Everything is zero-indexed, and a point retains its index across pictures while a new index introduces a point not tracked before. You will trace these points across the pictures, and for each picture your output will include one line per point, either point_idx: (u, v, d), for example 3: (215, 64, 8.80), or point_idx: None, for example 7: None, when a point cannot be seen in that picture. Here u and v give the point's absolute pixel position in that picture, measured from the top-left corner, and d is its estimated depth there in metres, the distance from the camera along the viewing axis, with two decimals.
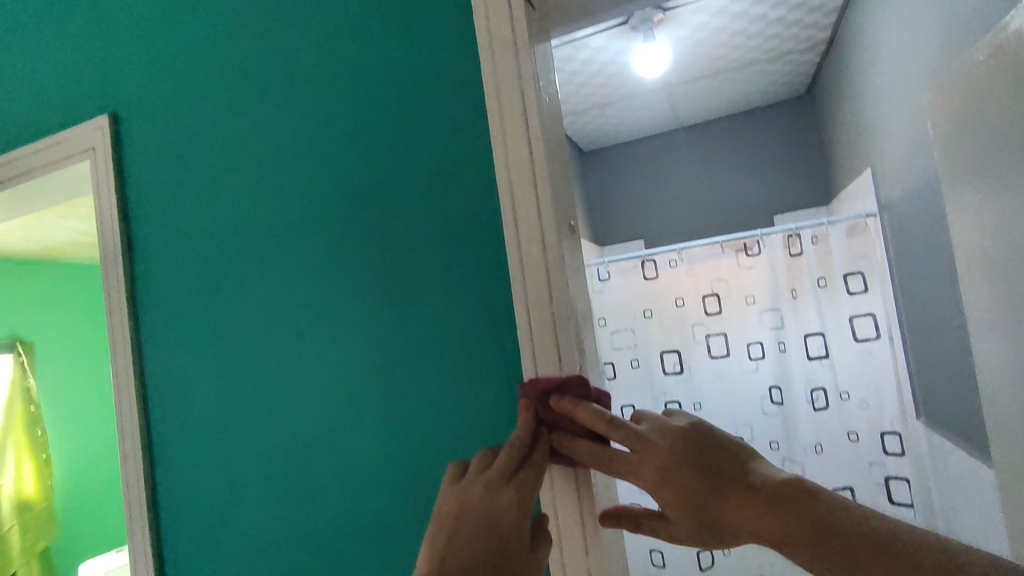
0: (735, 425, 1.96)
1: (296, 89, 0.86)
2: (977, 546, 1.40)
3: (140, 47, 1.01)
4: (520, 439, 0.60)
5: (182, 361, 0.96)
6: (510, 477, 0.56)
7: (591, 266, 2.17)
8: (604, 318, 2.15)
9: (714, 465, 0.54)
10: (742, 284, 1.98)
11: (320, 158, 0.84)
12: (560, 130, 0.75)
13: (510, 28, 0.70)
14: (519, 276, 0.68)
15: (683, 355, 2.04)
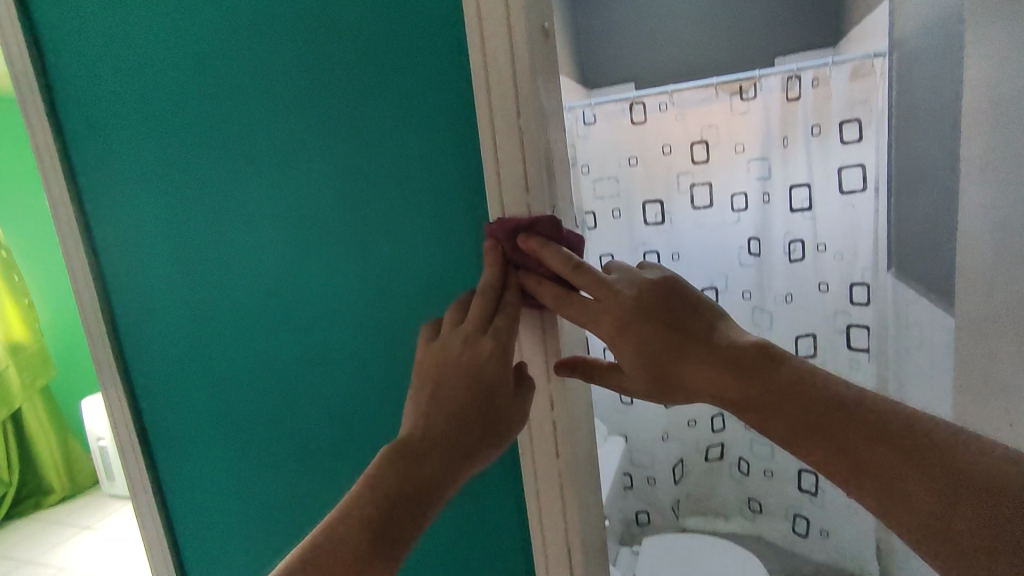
0: (710, 275, 1.99)
1: None
2: (919, 387, 1.49)
3: None
4: (488, 284, 0.57)
5: (173, 345, 0.81)
6: (482, 334, 0.55)
7: (575, 107, 1.97)
8: (587, 166, 2.00)
9: (680, 324, 0.54)
10: (733, 131, 1.86)
11: (239, 33, 0.67)
12: (547, 14, 0.60)
13: None
14: (494, 192, 0.59)
15: (665, 205, 1.98)
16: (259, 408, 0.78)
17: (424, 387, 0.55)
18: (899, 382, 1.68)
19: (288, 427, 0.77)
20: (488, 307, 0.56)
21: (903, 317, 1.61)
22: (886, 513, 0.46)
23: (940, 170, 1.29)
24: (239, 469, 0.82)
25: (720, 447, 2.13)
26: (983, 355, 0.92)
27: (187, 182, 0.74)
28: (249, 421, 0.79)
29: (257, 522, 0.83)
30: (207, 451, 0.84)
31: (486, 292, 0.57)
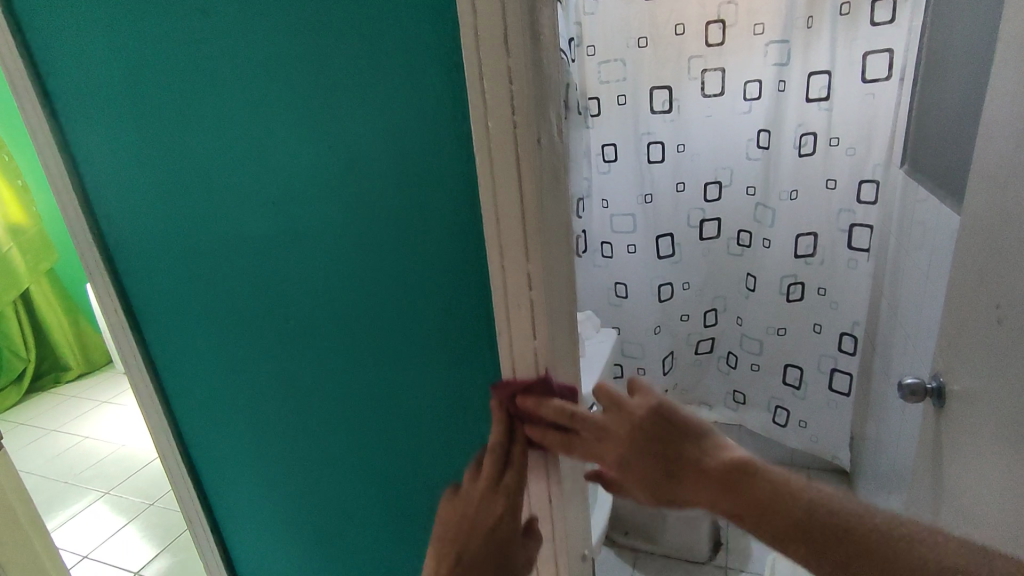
0: (715, 169, 1.92)
1: None
2: (913, 286, 1.49)
3: None
4: (496, 445, 0.66)
5: (166, 270, 0.86)
6: (493, 490, 0.65)
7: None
8: (593, 47, 1.85)
9: (672, 458, 0.61)
10: (754, 8, 1.71)
11: None
12: None
13: None
14: (473, 52, 0.54)
15: (674, 92, 1.86)
16: (228, 272, 0.81)
17: (449, 524, 0.65)
18: (894, 283, 1.67)
19: (259, 291, 0.81)
20: (497, 468, 0.66)
21: (909, 217, 1.57)
22: (817, 562, 0.59)
23: (971, 54, 1.19)
24: (217, 331, 0.87)
25: (710, 342, 2.18)
26: (983, 255, 0.90)
27: (169, 128, 0.74)
28: (219, 285, 0.83)
29: (239, 380, 0.90)
30: (185, 313, 0.88)
31: (495, 452, 0.66)
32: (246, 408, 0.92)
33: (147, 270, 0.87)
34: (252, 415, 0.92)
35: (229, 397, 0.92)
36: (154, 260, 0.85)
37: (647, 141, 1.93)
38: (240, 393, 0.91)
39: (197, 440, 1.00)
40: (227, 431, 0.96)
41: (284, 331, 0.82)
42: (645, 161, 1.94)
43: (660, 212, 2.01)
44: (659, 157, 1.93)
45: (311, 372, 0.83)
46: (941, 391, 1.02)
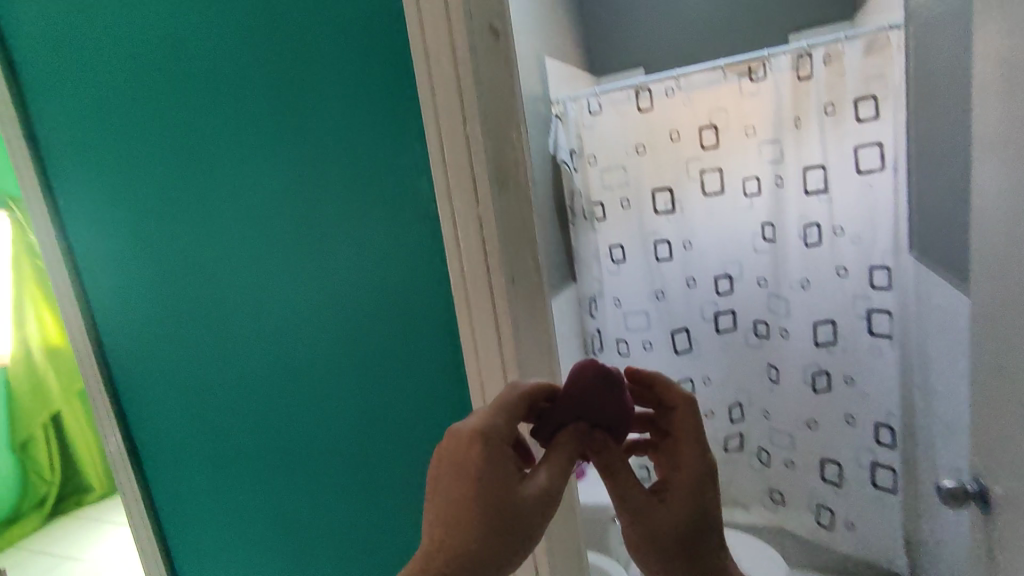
0: (723, 263, 1.91)
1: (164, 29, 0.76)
2: (946, 387, 1.38)
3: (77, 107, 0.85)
4: (459, 500, 0.50)
5: (201, 518, 0.95)
6: (488, 540, 0.49)
7: (557, 99, 1.87)
8: (593, 156, 1.91)
9: (705, 518, 0.52)
10: (743, 114, 1.76)
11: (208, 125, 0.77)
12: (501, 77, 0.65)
13: None
14: (444, 119, 0.63)
15: (675, 193, 1.87)
16: (157, 191, 0.83)
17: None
18: (925, 375, 1.56)
19: (185, 214, 0.82)
20: (477, 508, 0.49)
21: (926, 308, 1.50)
22: None
23: (960, 151, 1.17)
24: (147, 259, 0.87)
25: (739, 438, 2.09)
26: (997, 356, 0.80)
27: (213, 397, 0.88)
28: (150, 198, 0.84)
29: (177, 346, 0.88)
30: (191, 419, 0.91)
31: (477, 448, 0.50)
32: (184, 390, 0.90)
33: (75, 195, 0.89)
34: (187, 383, 0.90)
35: (157, 370, 0.91)
36: (85, 182, 0.87)
37: (654, 240, 1.94)
38: (167, 352, 0.89)
39: (139, 419, 0.94)
40: (167, 399, 0.92)
41: (210, 264, 0.82)
42: (654, 259, 1.95)
43: (673, 308, 1.99)
44: (668, 254, 1.94)
45: (253, 308, 0.82)
46: (985, 498, 0.91)
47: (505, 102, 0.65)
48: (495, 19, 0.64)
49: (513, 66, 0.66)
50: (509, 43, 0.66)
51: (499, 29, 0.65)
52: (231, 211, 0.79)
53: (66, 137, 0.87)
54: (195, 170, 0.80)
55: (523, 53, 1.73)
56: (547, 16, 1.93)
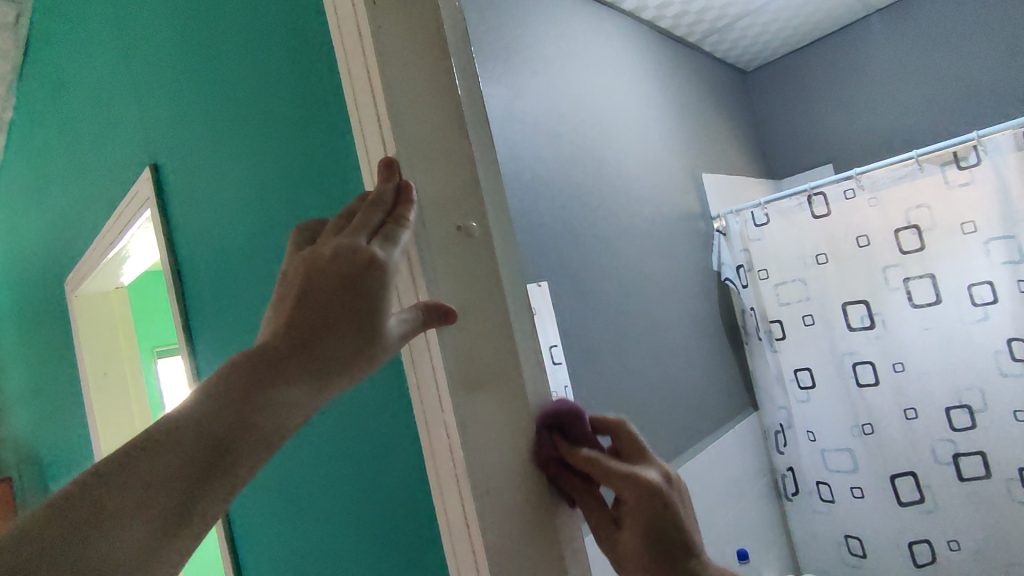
0: (956, 390, 1.46)
1: (221, 155, 0.67)
2: None
3: (192, 247, 0.77)
4: (286, 321, 0.37)
5: None
6: (307, 381, 0.36)
7: (719, 214, 1.76)
8: (765, 270, 1.70)
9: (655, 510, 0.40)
10: (953, 207, 1.41)
11: (263, 229, 0.62)
12: (480, 240, 0.45)
13: (356, 119, 0.44)
14: (408, 359, 0.45)
15: (874, 306, 1.55)
16: (200, 92, 0.69)
17: (141, 505, 0.32)
18: None
19: (221, 104, 0.65)
20: (308, 329, 0.37)
21: None
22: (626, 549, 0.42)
23: None
24: (203, 186, 0.72)
25: None
26: None
27: None
28: (198, 103, 0.70)
29: (232, 265, 0.69)
30: None
31: (331, 265, 0.37)
32: (238, 308, 0.70)
33: (207, 326, 0.77)
34: (238, 325, 0.70)
35: (220, 296, 0.73)
36: (159, 119, 0.79)
37: (852, 361, 1.60)
38: (223, 287, 0.72)
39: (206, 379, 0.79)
40: (228, 347, 0.73)
41: (241, 173, 0.64)
42: (854, 385, 1.60)
43: (889, 447, 1.57)
44: (872, 381, 1.57)
45: (342, 488, 0.58)
46: None
47: (498, 327, 0.44)
48: (470, 211, 0.44)
49: (500, 266, 0.45)
50: (496, 232, 0.46)
51: (476, 227, 0.44)
52: (264, 195, 0.61)
53: (142, 66, 0.81)
54: (225, 37, 0.63)
55: (672, 170, 1.63)
56: (708, 132, 1.86)
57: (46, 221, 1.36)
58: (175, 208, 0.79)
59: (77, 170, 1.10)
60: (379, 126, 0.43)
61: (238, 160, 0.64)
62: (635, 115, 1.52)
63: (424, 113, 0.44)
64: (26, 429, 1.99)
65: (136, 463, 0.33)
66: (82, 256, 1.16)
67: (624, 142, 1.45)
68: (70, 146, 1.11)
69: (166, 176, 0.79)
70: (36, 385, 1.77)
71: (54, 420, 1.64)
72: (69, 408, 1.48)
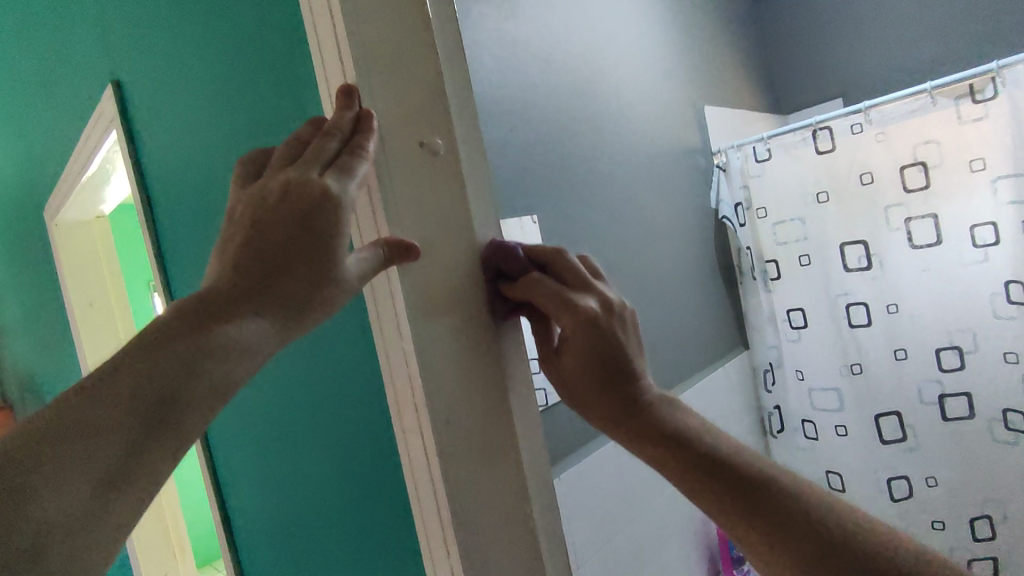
0: (948, 331, 1.45)
1: (183, 67, 0.63)
2: None
3: (160, 169, 0.73)
4: (236, 261, 0.35)
5: None
6: (263, 321, 0.35)
7: (719, 148, 1.70)
8: (763, 208, 1.66)
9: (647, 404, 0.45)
10: (963, 144, 1.35)
11: (228, 146, 0.59)
12: (445, 158, 0.42)
13: (307, 14, 0.40)
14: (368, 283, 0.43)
15: (872, 246, 1.52)
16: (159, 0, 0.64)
17: (83, 460, 0.30)
18: None
19: (182, 14, 0.60)
20: (260, 269, 0.35)
21: None
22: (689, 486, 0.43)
23: None
24: (167, 105, 0.68)
25: (991, 566, 1.49)
26: None
27: (295, 516, 0.66)
28: (159, 13, 0.65)
29: (198, 187, 0.66)
30: (280, 534, 0.70)
31: (283, 203, 0.35)
32: (206, 233, 0.67)
33: (179, 252, 0.74)
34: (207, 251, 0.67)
35: (189, 220, 0.70)
36: (122, 32, 0.74)
37: (846, 302, 1.58)
38: (190, 211, 0.69)
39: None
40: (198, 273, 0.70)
41: (205, 92, 0.60)
42: (846, 325, 1.59)
43: (876, 387, 1.58)
44: (864, 322, 1.56)
45: (315, 412, 0.57)
46: None
47: (462, 251, 0.43)
48: (435, 127, 0.42)
49: (466, 188, 0.43)
50: (462, 150, 0.43)
51: (440, 144, 0.42)
52: (226, 109, 0.57)
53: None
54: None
55: (673, 100, 1.55)
56: (713, 61, 1.76)
57: (20, 145, 1.32)
58: (142, 126, 0.75)
59: (44, 90, 1.05)
60: (330, 20, 0.38)
61: (199, 71, 0.60)
62: (636, 40, 1.44)
63: (385, 18, 0.40)
64: (24, 357, 2.02)
65: (71, 418, 0.30)
66: (58, 181, 1.12)
67: (623, 70, 1.38)
68: (36, 63, 1.06)
69: (130, 92, 0.75)
70: (28, 314, 1.77)
71: (48, 348, 1.65)
72: (60, 336, 1.49)
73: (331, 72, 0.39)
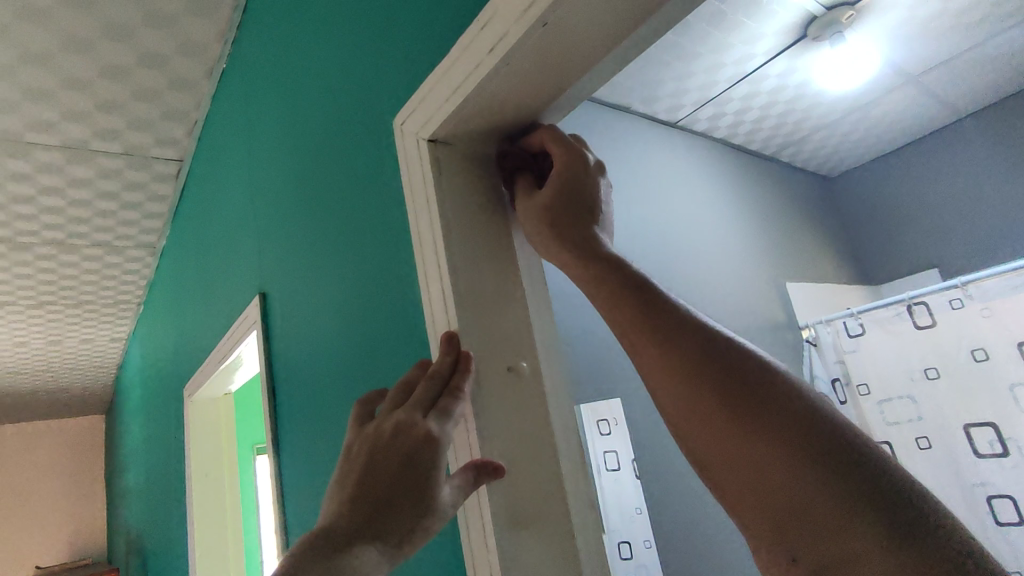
0: None
1: (317, 283, 0.76)
2: None
3: (288, 364, 0.85)
4: (351, 498, 0.40)
5: None
6: (372, 554, 0.38)
7: (807, 323, 1.68)
8: (865, 385, 1.58)
9: (584, 195, 0.48)
10: None
11: (347, 350, 0.68)
12: (529, 378, 0.47)
13: (422, 264, 0.49)
14: None
15: (1004, 429, 1.36)
16: (307, 235, 0.79)
17: None
18: None
19: (324, 245, 0.74)
20: (370, 505, 0.40)
21: None
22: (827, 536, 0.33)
23: None
24: (301, 313, 0.81)
25: None
26: None
27: None
28: (305, 243, 0.80)
29: (318, 383, 0.76)
30: None
31: (392, 442, 0.41)
32: (321, 424, 0.75)
33: (294, 437, 0.83)
34: (320, 439, 0.75)
35: (307, 411, 0.79)
36: (274, 254, 0.90)
37: (985, 494, 1.39)
38: (310, 403, 0.78)
39: (290, 496, 0.83)
40: (309, 459, 0.78)
41: (336, 308, 0.71)
42: (991, 522, 1.38)
43: None
44: (1014, 518, 1.34)
45: None
46: None
47: (549, 467, 0.45)
48: (520, 352, 0.48)
49: (549, 405, 0.47)
50: (546, 372, 0.48)
51: (525, 365, 0.47)
52: (350, 321, 0.67)
53: (266, 208, 0.94)
54: (331, 188, 0.72)
55: (754, 280, 1.59)
56: (791, 240, 1.82)
57: (176, 333, 1.56)
58: (278, 326, 0.89)
59: (204, 291, 1.28)
60: (439, 272, 0.47)
61: (329, 288, 0.73)
62: (711, 228, 1.54)
63: (486, 260, 0.49)
64: (138, 522, 2.15)
65: None
66: (201, 366, 1.31)
67: (700, 255, 1.46)
68: (201, 270, 1.30)
69: (272, 299, 0.90)
70: (151, 480, 1.93)
71: (162, 516, 1.76)
72: (175, 504, 1.60)
73: (437, 310, 0.48)
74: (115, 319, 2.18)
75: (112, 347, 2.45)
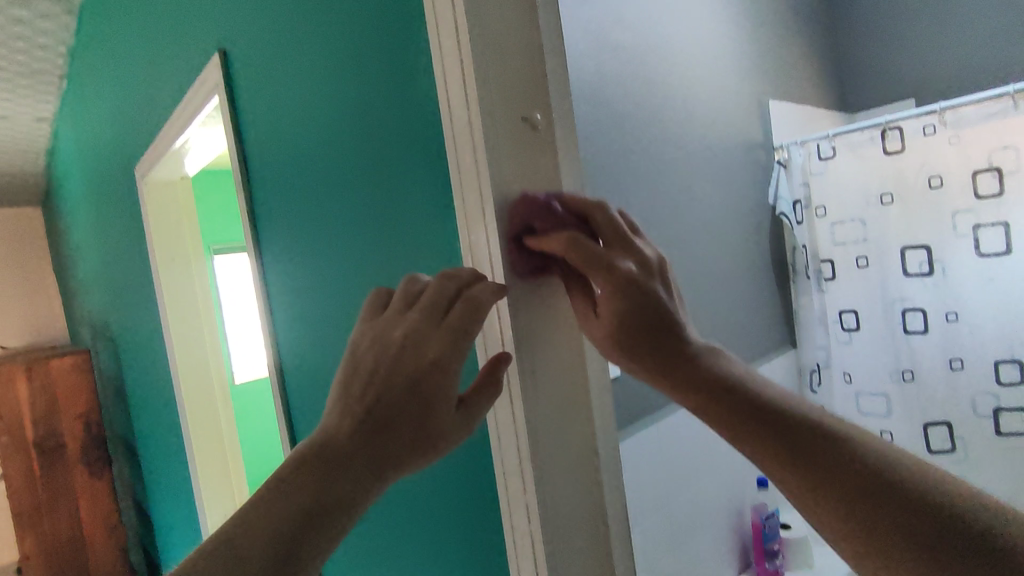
0: (1007, 344, 1.42)
1: (292, 37, 0.68)
2: None
3: (263, 134, 0.79)
4: (355, 410, 0.43)
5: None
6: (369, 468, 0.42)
7: (781, 144, 1.66)
8: (823, 206, 1.65)
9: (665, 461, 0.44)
10: None
11: (335, 111, 0.64)
12: (540, 132, 0.48)
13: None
14: (465, 238, 0.50)
15: (935, 252, 1.48)
16: None
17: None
18: None
19: None
20: (374, 420, 0.43)
21: None
22: None
23: None
24: (274, 76, 0.73)
25: None
26: None
27: None
28: None
29: (302, 153, 0.72)
30: None
31: (402, 357, 0.44)
32: (309, 193, 0.72)
33: (276, 211, 0.81)
34: (310, 208, 0.73)
35: (289, 183, 0.76)
36: (232, 9, 0.79)
37: (902, 308, 1.55)
38: (292, 175, 0.75)
39: (276, 268, 0.83)
40: (296, 228, 0.77)
41: (320, 91, 0.65)
42: (900, 331, 1.56)
43: (927, 396, 1.55)
44: (920, 328, 1.53)
45: None
46: None
47: None
48: (536, 103, 0.48)
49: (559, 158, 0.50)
50: (557, 127, 0.50)
51: (539, 118, 0.48)
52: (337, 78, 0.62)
53: None
54: None
55: (739, 92, 1.54)
56: (782, 54, 1.73)
57: (116, 109, 1.42)
58: (244, 92, 0.81)
59: (145, 55, 1.13)
60: (453, 9, 0.44)
61: (307, 40, 0.65)
62: (706, 30, 1.44)
63: (501, 6, 0.46)
64: (101, 308, 2.16)
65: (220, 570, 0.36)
66: (152, 145, 1.21)
67: (690, 60, 1.38)
68: (140, 31, 1.14)
69: (236, 61, 0.81)
70: (110, 266, 1.90)
71: (127, 300, 1.77)
72: (140, 289, 1.60)
73: (446, 51, 0.46)
74: (37, 93, 1.94)
75: (38, 127, 2.22)
